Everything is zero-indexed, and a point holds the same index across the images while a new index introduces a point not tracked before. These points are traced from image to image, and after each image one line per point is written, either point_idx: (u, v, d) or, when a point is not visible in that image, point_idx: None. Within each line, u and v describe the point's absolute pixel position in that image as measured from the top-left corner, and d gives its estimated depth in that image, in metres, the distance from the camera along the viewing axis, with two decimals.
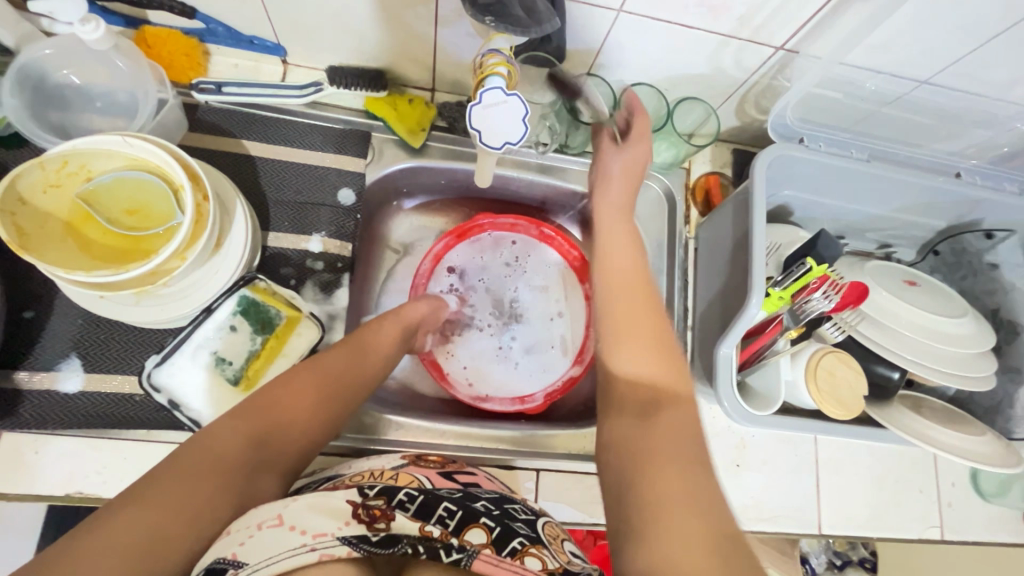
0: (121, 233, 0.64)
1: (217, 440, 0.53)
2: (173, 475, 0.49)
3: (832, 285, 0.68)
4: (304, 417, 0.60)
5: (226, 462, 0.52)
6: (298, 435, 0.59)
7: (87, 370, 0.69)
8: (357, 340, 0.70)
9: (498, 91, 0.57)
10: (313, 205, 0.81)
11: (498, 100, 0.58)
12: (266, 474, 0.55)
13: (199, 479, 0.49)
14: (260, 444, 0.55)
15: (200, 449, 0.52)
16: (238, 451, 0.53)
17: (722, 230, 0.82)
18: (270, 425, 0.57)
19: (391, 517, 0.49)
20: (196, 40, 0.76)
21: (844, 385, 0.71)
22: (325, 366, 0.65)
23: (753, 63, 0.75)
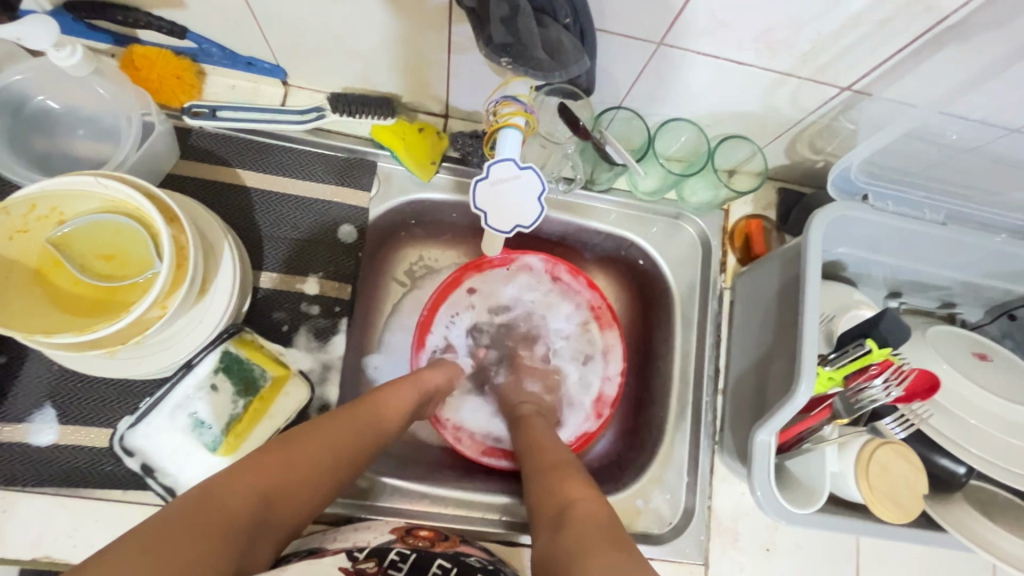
0: (98, 283, 0.58)
1: (225, 496, 0.47)
2: (174, 537, 0.42)
3: (895, 372, 0.58)
4: (316, 480, 0.54)
5: (232, 523, 0.46)
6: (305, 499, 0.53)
7: (62, 422, 0.64)
8: (380, 398, 0.64)
9: (510, 164, 0.49)
10: (311, 244, 0.75)
11: (508, 174, 0.50)
12: (265, 538, 0.49)
13: (202, 541, 0.43)
14: (267, 505, 0.50)
15: (204, 504, 0.46)
16: (242, 509, 0.47)
17: (766, 288, 0.73)
18: (280, 485, 0.51)
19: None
20: (189, 61, 0.70)
21: (900, 483, 0.62)
22: (346, 423, 0.59)
23: (812, 103, 0.65)
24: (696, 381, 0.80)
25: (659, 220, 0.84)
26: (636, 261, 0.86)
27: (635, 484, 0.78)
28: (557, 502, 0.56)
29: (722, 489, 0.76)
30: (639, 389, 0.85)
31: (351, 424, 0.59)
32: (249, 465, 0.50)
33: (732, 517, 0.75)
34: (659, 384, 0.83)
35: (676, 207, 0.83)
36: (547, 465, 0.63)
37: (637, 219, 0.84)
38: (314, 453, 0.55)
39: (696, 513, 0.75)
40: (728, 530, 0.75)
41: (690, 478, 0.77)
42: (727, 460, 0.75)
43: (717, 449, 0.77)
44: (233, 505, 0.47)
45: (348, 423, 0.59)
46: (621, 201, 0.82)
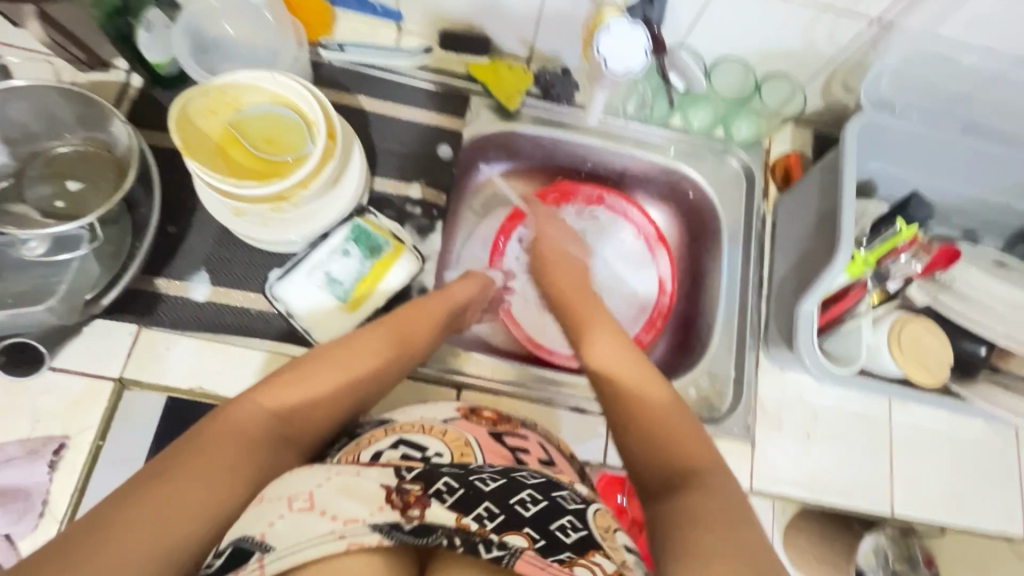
0: (263, 158, 0.72)
1: (241, 417, 0.57)
2: (194, 453, 0.53)
3: (920, 247, 0.70)
4: (330, 397, 0.64)
5: (247, 438, 0.56)
6: (320, 415, 0.63)
7: (212, 282, 0.78)
8: (394, 323, 0.72)
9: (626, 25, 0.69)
10: (415, 158, 0.89)
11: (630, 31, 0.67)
12: (287, 447, 0.59)
13: (219, 456, 0.53)
14: (282, 421, 0.60)
15: (224, 427, 0.56)
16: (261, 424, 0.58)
17: (806, 201, 0.84)
18: (294, 405, 0.61)
19: (426, 505, 0.48)
20: (327, 4, 0.86)
21: (930, 353, 0.72)
22: (355, 346, 0.68)
23: (845, 38, 0.77)
24: (742, 292, 0.90)
25: (709, 155, 0.95)
26: (688, 193, 0.97)
27: (686, 377, 0.88)
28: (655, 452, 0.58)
29: (766, 381, 0.85)
30: (688, 305, 0.96)
31: (360, 349, 0.68)
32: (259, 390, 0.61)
33: (775, 405, 0.84)
34: (707, 298, 0.94)
35: (724, 143, 0.94)
36: (636, 421, 0.62)
37: (693, 152, 0.95)
38: (322, 375, 0.64)
39: (743, 401, 0.84)
40: (771, 416, 0.84)
41: (737, 372, 0.86)
42: (773, 355, 0.85)
43: (761, 347, 0.87)
44: (246, 423, 0.57)
45: (359, 347, 0.68)
46: (677, 136, 0.95)
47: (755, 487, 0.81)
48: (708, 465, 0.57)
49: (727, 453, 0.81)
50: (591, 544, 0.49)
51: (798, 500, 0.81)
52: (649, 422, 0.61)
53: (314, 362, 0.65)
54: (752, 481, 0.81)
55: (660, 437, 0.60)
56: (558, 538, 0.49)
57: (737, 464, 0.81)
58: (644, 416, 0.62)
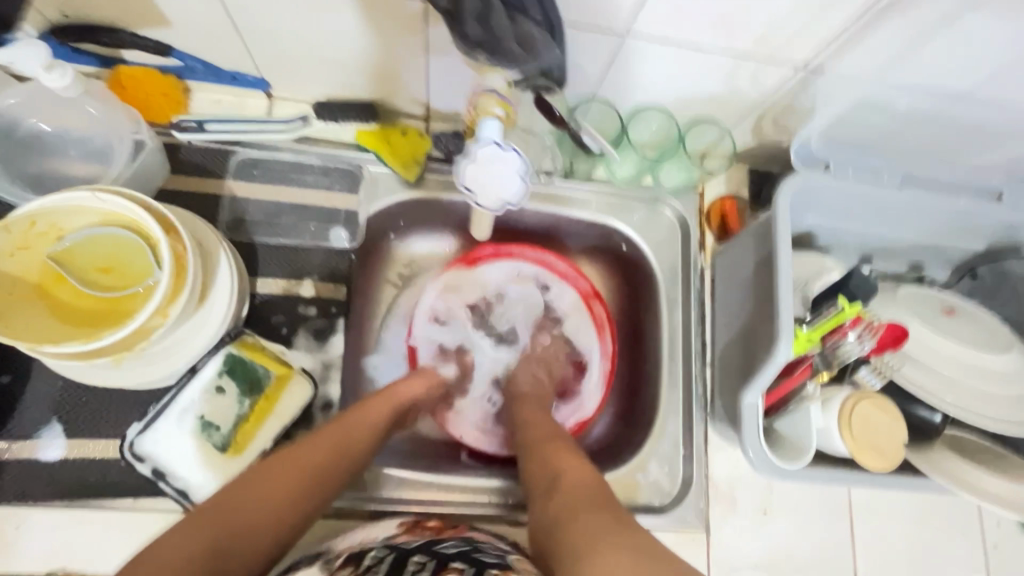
0: (100, 295, 0.59)
1: (169, 549, 0.46)
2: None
3: (866, 325, 0.63)
4: (272, 517, 0.53)
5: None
6: (259, 543, 0.52)
7: (69, 437, 0.65)
8: (341, 423, 0.64)
9: (493, 144, 0.56)
10: (304, 248, 0.77)
11: (491, 154, 0.56)
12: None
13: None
14: (217, 556, 0.48)
15: (147, 562, 0.44)
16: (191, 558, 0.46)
17: (743, 260, 0.76)
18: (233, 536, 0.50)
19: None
20: (175, 79, 0.72)
21: (880, 433, 0.65)
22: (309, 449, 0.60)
23: (770, 83, 0.69)
24: (685, 357, 0.83)
25: (639, 206, 0.87)
26: (620, 247, 0.89)
27: (633, 459, 0.81)
28: (566, 493, 0.59)
29: (717, 458, 0.79)
30: (634, 369, 0.87)
31: (306, 456, 0.59)
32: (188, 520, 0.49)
33: (729, 483, 0.78)
34: (649, 363, 0.87)
35: (652, 192, 0.86)
36: (540, 443, 0.69)
37: (618, 206, 0.87)
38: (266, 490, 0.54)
39: (694, 482, 0.78)
40: (725, 496, 0.77)
41: (686, 449, 0.80)
42: (720, 428, 0.78)
43: (709, 418, 0.80)
44: (171, 561, 0.45)
45: (306, 456, 0.59)
46: (601, 189, 0.86)
47: None
48: (585, 472, 0.62)
49: (680, 544, 0.75)
50: None
51: None
52: (557, 467, 0.64)
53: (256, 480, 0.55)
54: (710, 572, 0.75)
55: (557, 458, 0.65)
56: None
57: (691, 556, 0.75)
58: (551, 441, 0.69)
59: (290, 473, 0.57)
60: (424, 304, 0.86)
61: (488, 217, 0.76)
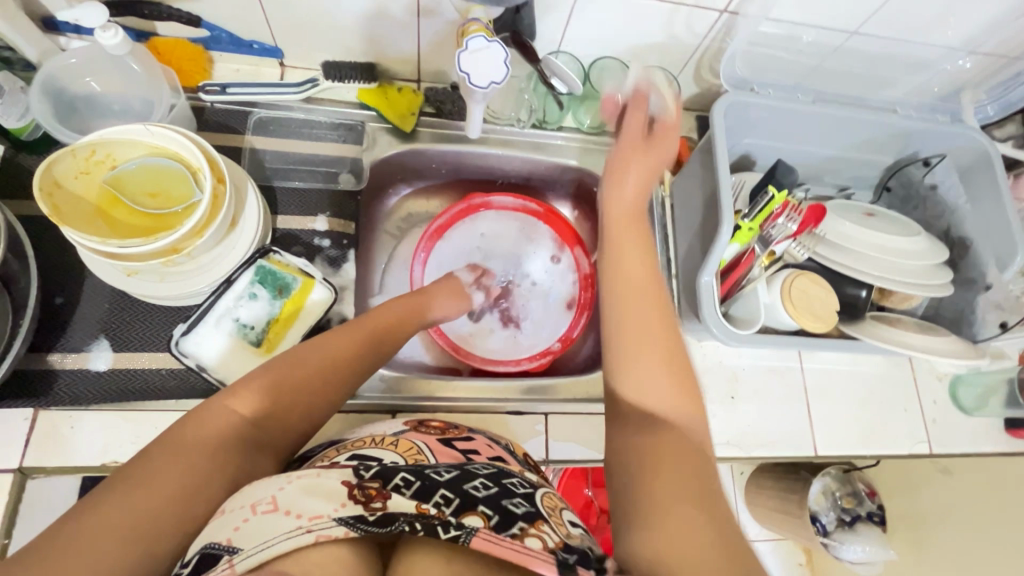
0: (150, 213, 0.70)
1: (213, 422, 0.57)
2: (165, 459, 0.53)
3: (793, 209, 0.76)
4: (302, 401, 0.63)
5: (218, 443, 0.56)
6: (293, 419, 0.63)
7: (115, 349, 0.74)
8: (365, 323, 0.73)
9: (481, 38, 0.65)
10: (317, 191, 0.88)
11: (482, 45, 0.65)
12: (259, 452, 0.59)
13: (188, 460, 0.53)
14: (255, 425, 0.59)
15: (197, 429, 0.56)
16: (232, 430, 0.57)
17: (694, 180, 0.90)
18: (271, 412, 0.61)
19: (387, 497, 0.49)
20: (201, 48, 0.84)
21: (818, 301, 0.77)
22: (329, 344, 0.68)
23: (702, 28, 0.84)
24: None
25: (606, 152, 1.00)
26: (593, 187, 1.02)
27: None
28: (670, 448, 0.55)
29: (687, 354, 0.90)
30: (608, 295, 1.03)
31: (327, 351, 0.67)
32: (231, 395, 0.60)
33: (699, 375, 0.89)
34: None
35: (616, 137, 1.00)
36: (626, 321, 0.65)
37: (589, 151, 1.00)
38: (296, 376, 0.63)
39: None
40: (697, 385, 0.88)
41: None
42: (687, 327, 0.90)
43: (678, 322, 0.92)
44: (218, 433, 0.56)
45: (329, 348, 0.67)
46: (572, 136, 0.99)
47: None
48: (686, 416, 0.59)
49: None
50: (539, 515, 0.52)
51: (733, 459, 0.86)
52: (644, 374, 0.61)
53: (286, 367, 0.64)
54: None
55: (666, 390, 0.60)
56: (513, 510, 0.52)
57: None
58: (637, 310, 0.65)
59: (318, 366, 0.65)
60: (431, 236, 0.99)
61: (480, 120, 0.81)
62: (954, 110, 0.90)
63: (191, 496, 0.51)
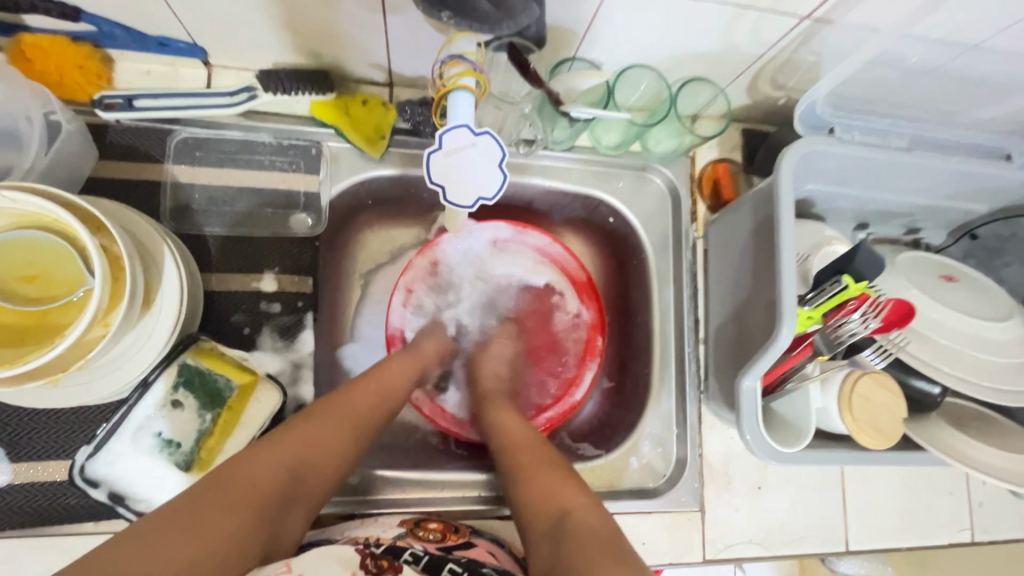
0: (21, 309, 0.52)
1: (247, 470, 0.49)
2: (199, 506, 0.45)
3: (871, 304, 0.59)
4: (337, 456, 0.56)
5: (257, 496, 0.48)
6: (327, 476, 0.55)
7: (14, 460, 0.60)
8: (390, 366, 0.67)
9: (464, 129, 0.45)
10: (262, 238, 0.70)
11: (464, 143, 0.45)
12: (291, 509, 0.51)
13: (225, 513, 0.45)
14: (290, 480, 0.52)
15: (232, 479, 0.48)
16: (269, 483, 0.50)
17: (738, 233, 0.71)
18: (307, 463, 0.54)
19: (398, 568, 0.51)
20: (91, 47, 0.62)
21: (881, 411, 0.63)
22: (362, 394, 0.62)
23: (770, 37, 0.62)
24: (677, 334, 0.80)
25: (624, 173, 0.82)
26: (608, 218, 0.84)
27: (626, 443, 0.78)
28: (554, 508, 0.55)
29: (711, 436, 0.77)
30: (624, 351, 0.84)
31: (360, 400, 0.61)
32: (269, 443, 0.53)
33: (723, 462, 0.76)
34: (640, 340, 0.83)
35: (641, 159, 0.80)
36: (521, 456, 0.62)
37: (604, 176, 0.81)
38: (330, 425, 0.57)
39: (689, 462, 0.76)
40: (720, 475, 0.76)
41: (679, 430, 0.78)
42: (714, 409, 0.76)
43: (704, 398, 0.78)
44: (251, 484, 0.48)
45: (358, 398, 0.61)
46: (583, 158, 0.80)
47: (708, 556, 0.74)
48: (560, 486, 0.57)
49: (675, 525, 0.74)
50: None
51: (754, 559, 0.75)
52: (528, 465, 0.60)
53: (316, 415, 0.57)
54: (706, 550, 0.74)
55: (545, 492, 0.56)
56: None
57: (687, 538, 0.74)
58: (527, 451, 0.62)
59: (351, 414, 0.59)
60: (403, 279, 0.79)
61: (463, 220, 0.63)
62: None
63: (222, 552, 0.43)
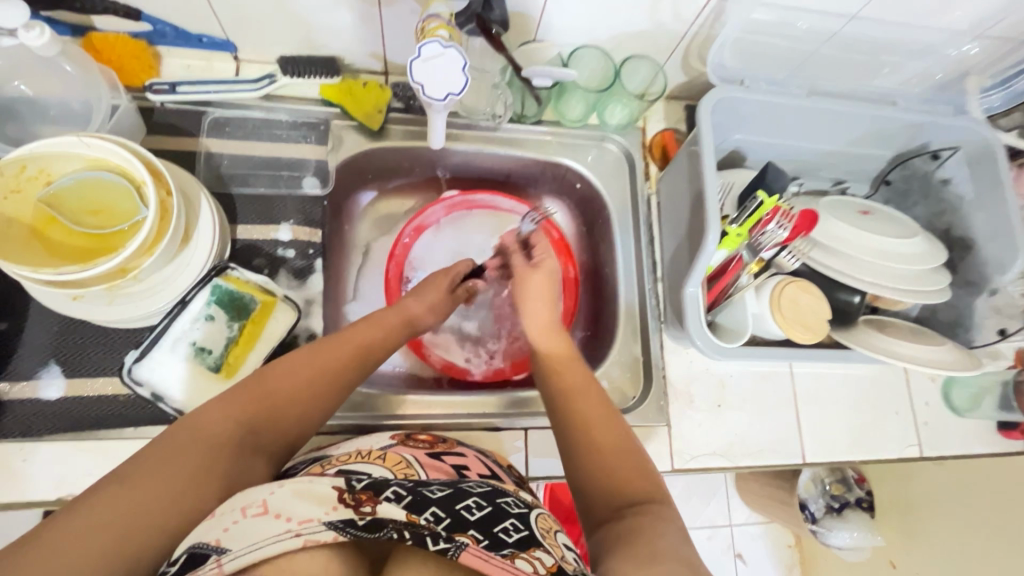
0: (87, 232, 0.64)
1: (207, 422, 0.56)
2: (165, 455, 0.52)
3: (783, 215, 0.72)
4: (296, 407, 0.62)
5: (215, 446, 0.54)
6: (288, 423, 0.61)
7: (68, 375, 0.70)
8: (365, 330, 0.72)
9: (435, 43, 0.59)
10: (279, 197, 0.83)
11: (436, 53, 0.59)
12: (255, 456, 0.57)
13: (189, 462, 0.52)
14: (249, 430, 0.58)
15: (191, 432, 0.55)
16: (226, 433, 0.56)
17: (680, 179, 0.84)
18: (264, 415, 0.60)
19: (377, 502, 0.48)
20: (145, 44, 0.77)
21: (807, 310, 0.74)
22: (323, 352, 0.67)
23: (688, 15, 0.77)
24: (638, 274, 0.91)
25: (590, 148, 0.95)
26: (575, 184, 0.97)
27: (598, 371, 0.88)
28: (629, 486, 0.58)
29: (674, 361, 0.87)
30: (594, 296, 0.98)
31: (319, 359, 0.66)
32: (226, 400, 0.59)
33: (685, 383, 0.86)
34: (608, 286, 0.95)
35: (599, 131, 0.94)
36: (594, 429, 0.63)
37: (569, 146, 0.94)
38: (289, 381, 0.63)
39: (655, 384, 0.86)
40: (683, 394, 0.85)
41: (645, 358, 0.88)
42: (673, 334, 0.86)
43: (664, 327, 0.88)
44: (208, 435, 0.55)
45: (319, 353, 0.66)
46: (552, 130, 0.93)
47: (676, 466, 0.83)
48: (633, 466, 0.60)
49: (644, 438, 0.83)
50: (532, 541, 0.51)
51: (718, 469, 0.83)
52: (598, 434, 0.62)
53: (275, 373, 0.63)
54: (674, 461, 0.83)
55: (616, 465, 0.59)
56: (503, 539, 0.51)
57: (656, 450, 0.82)
58: (607, 427, 0.63)
59: (312, 372, 0.65)
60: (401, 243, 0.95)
61: (440, 131, 0.75)
62: (955, 100, 0.86)
63: (185, 493, 0.50)
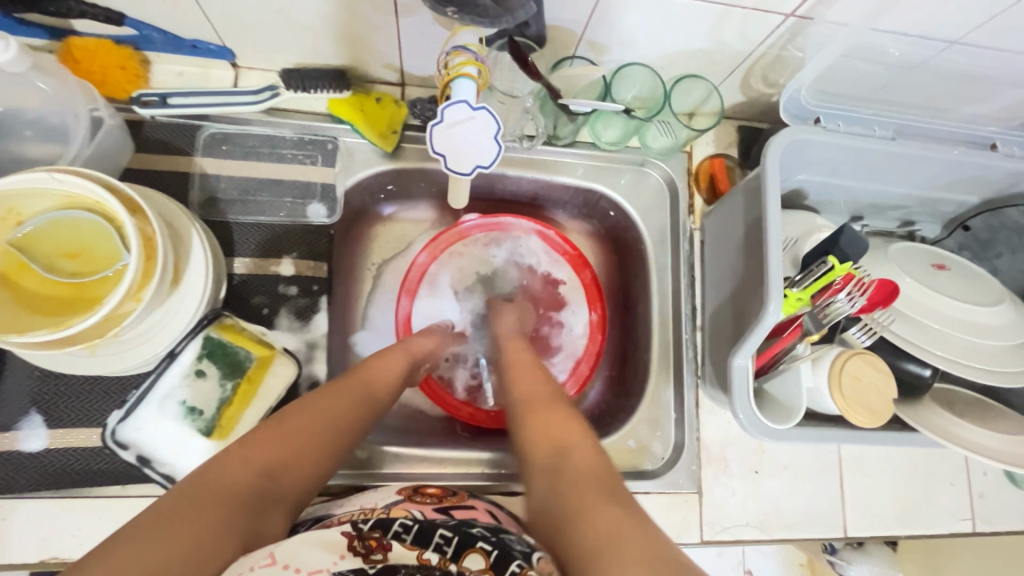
0: (63, 280, 0.57)
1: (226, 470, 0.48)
2: (179, 510, 0.43)
3: (856, 285, 0.63)
4: (317, 447, 0.55)
5: (234, 494, 0.46)
6: (309, 466, 0.54)
7: (50, 427, 0.64)
8: (368, 366, 0.66)
9: (464, 105, 0.51)
10: (282, 227, 0.75)
11: (462, 117, 0.51)
12: (273, 508, 0.49)
13: (202, 511, 0.44)
14: (268, 477, 0.50)
15: (206, 476, 0.47)
16: (247, 478, 0.48)
17: (730, 222, 0.75)
18: (284, 454, 0.52)
19: (387, 547, 0.49)
20: (131, 50, 0.68)
21: (870, 389, 0.65)
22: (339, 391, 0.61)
23: (758, 34, 0.65)
24: (675, 322, 0.82)
25: (626, 169, 0.85)
26: (608, 212, 0.87)
27: (624, 427, 0.80)
28: (553, 441, 0.55)
29: (708, 420, 0.79)
30: (623, 337, 0.89)
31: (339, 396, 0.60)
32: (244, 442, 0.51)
33: (719, 445, 0.79)
34: (640, 329, 0.86)
35: (640, 154, 0.84)
36: (527, 401, 0.62)
37: (605, 170, 0.84)
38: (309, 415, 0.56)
39: (687, 446, 0.78)
40: (717, 458, 0.78)
41: (677, 413, 0.80)
42: (710, 393, 0.78)
43: (699, 384, 0.80)
44: (226, 483, 0.47)
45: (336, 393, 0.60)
46: (587, 154, 0.83)
47: (706, 537, 0.76)
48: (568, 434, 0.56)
49: (672, 506, 0.76)
50: None
51: (751, 542, 0.76)
52: (534, 406, 0.61)
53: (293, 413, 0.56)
54: (703, 532, 0.76)
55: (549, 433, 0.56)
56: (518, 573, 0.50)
57: (684, 518, 0.76)
58: (532, 392, 0.63)
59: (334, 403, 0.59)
60: (417, 272, 0.86)
61: (466, 190, 0.66)
62: None
63: (203, 549, 0.41)
